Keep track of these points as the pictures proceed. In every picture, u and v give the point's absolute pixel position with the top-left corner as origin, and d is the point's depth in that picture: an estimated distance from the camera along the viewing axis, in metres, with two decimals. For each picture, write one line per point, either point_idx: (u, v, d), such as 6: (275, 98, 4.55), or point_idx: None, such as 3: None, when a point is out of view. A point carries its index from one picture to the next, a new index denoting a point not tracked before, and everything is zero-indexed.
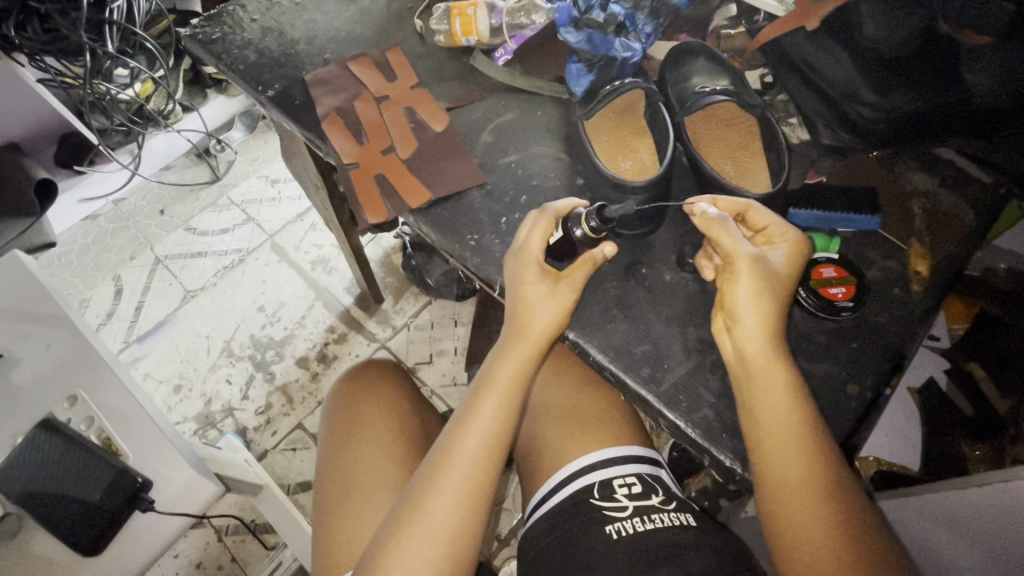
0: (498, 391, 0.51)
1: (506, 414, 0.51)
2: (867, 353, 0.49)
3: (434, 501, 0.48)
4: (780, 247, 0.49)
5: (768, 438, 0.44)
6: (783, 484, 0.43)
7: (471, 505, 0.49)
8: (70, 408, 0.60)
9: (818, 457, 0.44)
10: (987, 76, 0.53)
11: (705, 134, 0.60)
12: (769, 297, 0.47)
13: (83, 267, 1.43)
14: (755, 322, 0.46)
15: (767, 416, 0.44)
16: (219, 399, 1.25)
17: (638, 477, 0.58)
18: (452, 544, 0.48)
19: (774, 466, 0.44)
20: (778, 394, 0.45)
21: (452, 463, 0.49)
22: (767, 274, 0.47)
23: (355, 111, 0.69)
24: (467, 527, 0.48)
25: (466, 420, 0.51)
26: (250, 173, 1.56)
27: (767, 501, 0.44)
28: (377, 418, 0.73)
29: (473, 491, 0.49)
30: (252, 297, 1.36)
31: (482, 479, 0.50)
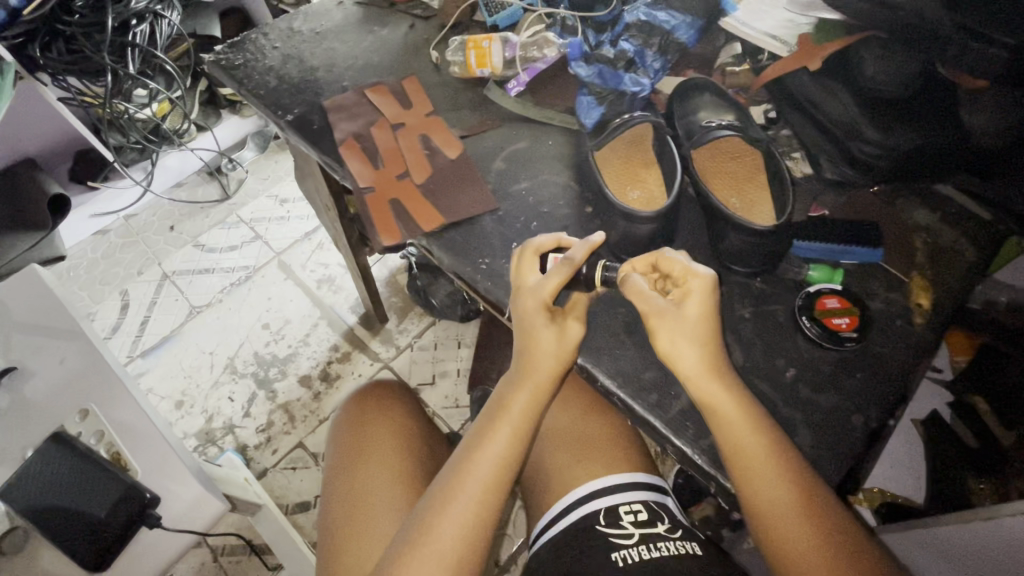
0: (510, 419, 0.52)
1: (518, 442, 0.52)
2: (871, 384, 0.50)
3: (442, 525, 0.48)
4: (694, 290, 0.49)
5: (761, 473, 0.44)
6: (783, 518, 0.43)
7: (479, 531, 0.49)
8: (81, 422, 0.61)
9: (812, 488, 0.44)
10: (987, 116, 0.56)
11: (711, 167, 0.61)
12: (699, 328, 0.48)
13: (91, 282, 1.45)
14: (686, 356, 0.47)
15: (773, 444, 0.45)
16: (220, 416, 1.25)
17: (643, 504, 0.58)
18: (458, 570, 0.48)
19: (774, 501, 0.43)
20: (767, 427, 0.45)
21: (462, 488, 0.50)
22: (688, 340, 0.47)
23: (372, 136, 0.71)
24: (472, 554, 0.49)
25: (477, 446, 0.52)
26: (261, 192, 1.59)
27: (772, 528, 0.44)
28: (383, 439, 0.73)
29: (481, 516, 0.49)
30: (258, 314, 1.37)
31: (490, 506, 0.50)
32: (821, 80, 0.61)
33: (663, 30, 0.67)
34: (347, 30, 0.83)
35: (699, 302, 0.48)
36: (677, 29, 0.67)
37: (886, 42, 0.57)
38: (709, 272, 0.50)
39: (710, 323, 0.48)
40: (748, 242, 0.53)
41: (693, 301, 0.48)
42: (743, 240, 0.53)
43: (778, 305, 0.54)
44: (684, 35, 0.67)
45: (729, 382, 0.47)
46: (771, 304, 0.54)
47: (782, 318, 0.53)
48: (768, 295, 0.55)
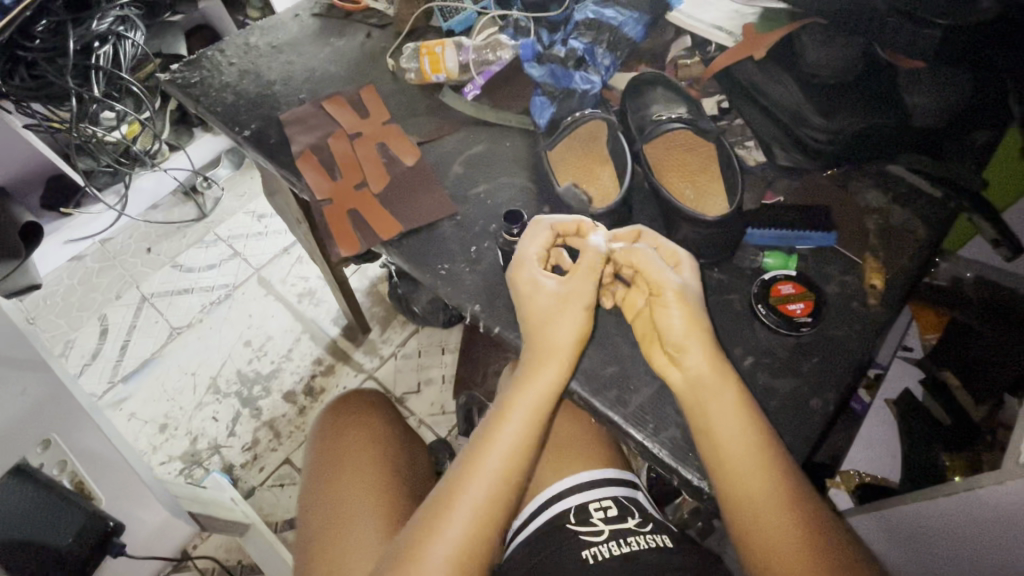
0: (522, 410, 0.50)
1: (533, 434, 0.50)
2: (829, 367, 0.50)
3: (457, 505, 0.47)
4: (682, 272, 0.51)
5: (742, 467, 0.44)
6: (758, 513, 0.44)
7: (495, 511, 0.48)
8: (43, 452, 0.59)
9: (792, 485, 0.44)
10: (929, 96, 0.55)
11: (666, 160, 0.61)
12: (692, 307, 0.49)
13: (68, 308, 1.43)
14: (683, 339, 0.47)
15: (745, 444, 0.44)
16: (204, 437, 1.24)
17: (613, 500, 0.58)
18: (471, 552, 0.46)
19: (751, 496, 0.44)
20: (746, 424, 0.45)
21: (479, 466, 0.49)
22: (688, 310, 0.48)
23: (329, 148, 0.71)
24: (486, 535, 0.47)
25: (496, 424, 0.50)
26: (238, 209, 1.58)
27: (747, 523, 0.44)
28: (358, 450, 0.72)
29: (489, 509, 0.48)
30: (239, 332, 1.36)
31: (508, 487, 0.48)
32: (771, 60, 0.61)
33: (610, 27, 0.67)
34: (304, 42, 0.83)
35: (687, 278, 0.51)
36: (625, 26, 0.68)
37: (826, 27, 0.58)
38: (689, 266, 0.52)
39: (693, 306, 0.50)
40: (700, 234, 0.53)
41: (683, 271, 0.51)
42: (697, 232, 0.53)
43: (735, 295, 0.54)
44: (632, 31, 0.68)
45: (708, 371, 0.46)
46: (727, 294, 0.54)
47: (739, 307, 0.53)
48: (724, 285, 0.55)
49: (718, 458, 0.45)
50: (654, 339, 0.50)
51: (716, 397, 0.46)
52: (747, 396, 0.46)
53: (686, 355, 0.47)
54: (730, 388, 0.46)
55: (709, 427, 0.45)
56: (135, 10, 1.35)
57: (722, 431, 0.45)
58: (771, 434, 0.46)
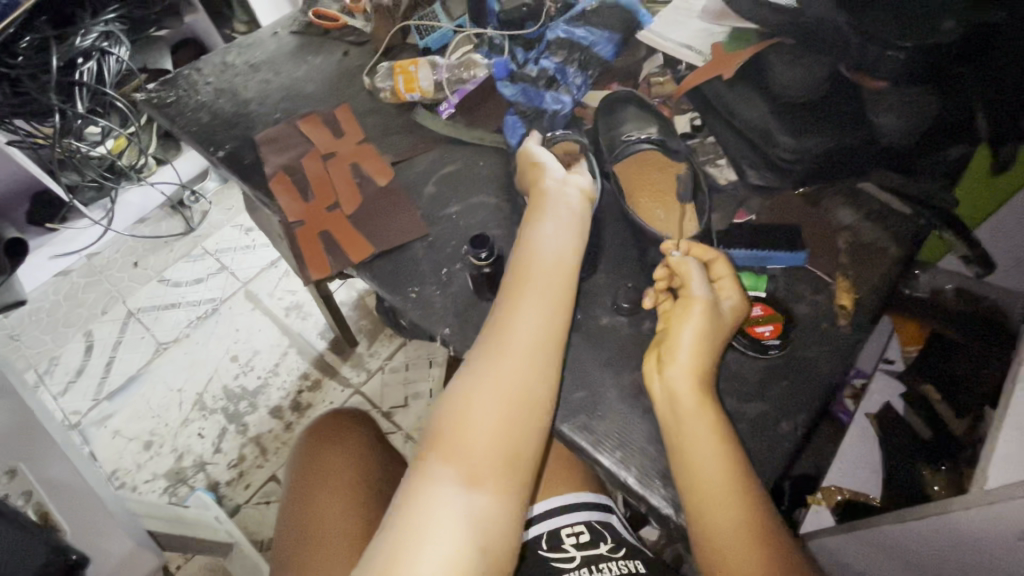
0: (533, 294, 0.50)
1: (552, 322, 0.49)
2: (798, 390, 0.50)
3: (501, 352, 0.47)
4: (729, 298, 0.50)
5: (712, 493, 0.43)
6: (727, 546, 0.42)
7: (541, 353, 0.48)
8: (6, 483, 0.59)
9: (763, 515, 0.43)
10: (897, 117, 0.55)
11: (637, 180, 0.61)
12: (711, 327, 0.47)
13: (53, 324, 1.42)
14: (686, 348, 0.46)
15: (715, 470, 0.43)
16: (190, 454, 1.23)
17: (586, 524, 0.57)
18: (525, 392, 0.46)
19: (720, 525, 0.42)
20: (721, 448, 0.44)
21: (512, 319, 0.49)
22: (710, 320, 0.47)
23: (302, 168, 0.70)
24: (537, 373, 0.47)
25: (519, 279, 0.51)
26: (225, 222, 1.57)
27: (715, 557, 0.42)
28: (340, 471, 0.71)
29: (535, 354, 0.48)
30: (225, 347, 1.35)
31: (551, 331, 0.49)
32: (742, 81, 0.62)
33: (581, 47, 0.68)
34: (281, 60, 0.83)
35: (731, 299, 0.50)
36: (596, 45, 0.69)
37: (794, 48, 0.59)
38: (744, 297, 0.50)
39: (720, 331, 0.48)
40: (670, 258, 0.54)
41: (730, 292, 0.50)
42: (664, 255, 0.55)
43: None
44: (604, 50, 0.69)
45: (688, 389, 0.46)
46: None
47: None
48: None
49: (688, 483, 0.44)
50: (657, 344, 0.50)
51: (691, 422, 0.45)
52: (724, 419, 0.45)
53: (671, 365, 0.46)
54: (708, 411, 0.45)
55: (681, 456, 0.45)
56: (119, 25, 1.34)
57: (694, 456, 0.44)
58: (745, 462, 0.45)
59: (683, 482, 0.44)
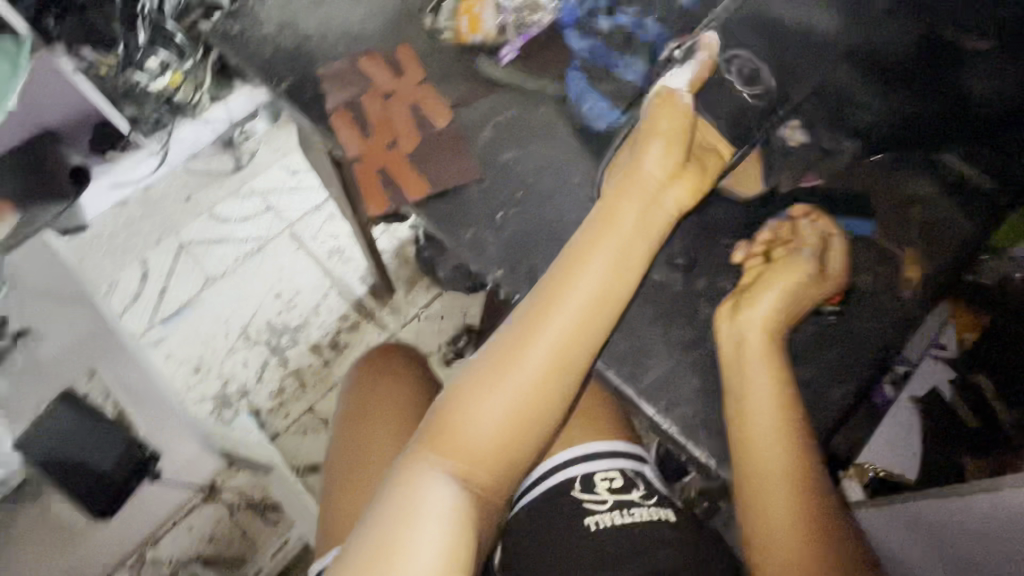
0: (564, 311, 0.48)
1: (580, 335, 0.48)
2: (850, 358, 0.49)
3: (511, 371, 0.47)
4: (836, 255, 0.51)
5: (765, 430, 0.44)
6: (770, 481, 0.43)
7: (549, 385, 0.47)
8: None
9: (808, 459, 0.44)
10: (988, 83, 0.51)
11: None
12: (812, 285, 0.49)
13: (112, 250, 1.50)
14: (774, 293, 0.49)
15: (768, 410, 0.45)
16: (234, 380, 1.30)
17: (620, 471, 0.59)
18: (521, 419, 0.47)
19: (767, 460, 0.44)
20: (777, 392, 0.46)
21: (535, 338, 0.47)
22: (814, 279, 0.49)
23: (362, 105, 0.71)
24: (540, 402, 0.47)
25: (560, 293, 0.48)
26: (272, 163, 1.60)
27: (756, 488, 0.43)
28: (395, 402, 0.75)
29: (544, 382, 0.47)
30: (270, 285, 1.41)
31: (569, 360, 0.48)
32: (782, 49, 0.58)
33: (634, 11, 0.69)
34: None
35: (838, 260, 0.51)
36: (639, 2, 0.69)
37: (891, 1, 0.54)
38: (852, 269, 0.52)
39: (824, 290, 0.50)
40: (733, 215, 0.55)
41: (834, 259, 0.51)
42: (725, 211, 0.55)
43: None
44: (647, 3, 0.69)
45: (756, 333, 0.48)
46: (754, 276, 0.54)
47: None
48: None
49: (741, 420, 0.45)
50: (739, 292, 0.51)
51: (758, 362, 0.47)
52: (786, 368, 0.47)
53: (750, 309, 0.49)
54: (775, 356, 0.47)
55: (741, 391, 0.46)
56: None
57: (754, 394, 0.46)
58: (801, 410, 0.46)
59: (735, 418, 0.46)
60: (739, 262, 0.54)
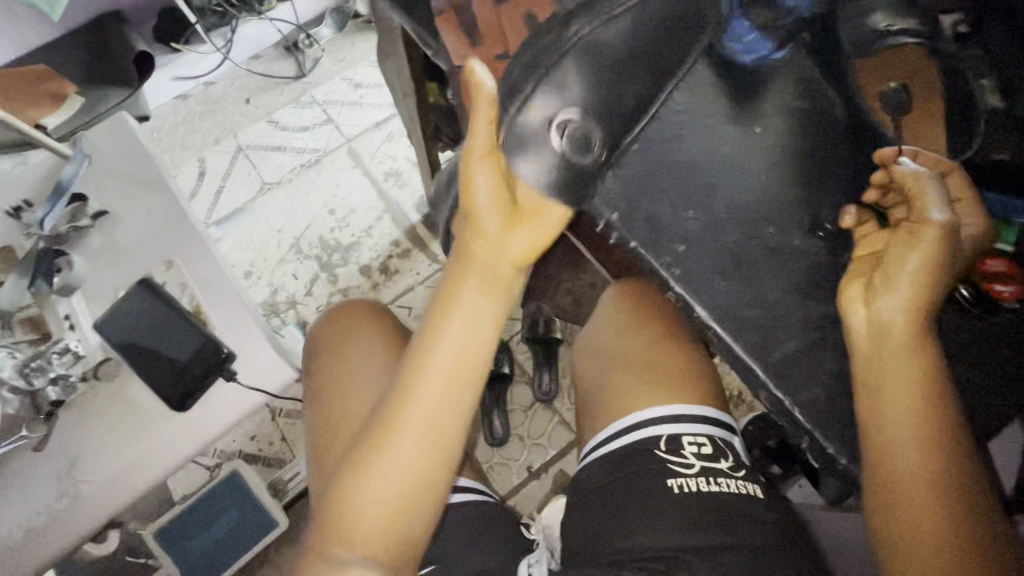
0: (431, 389, 0.47)
1: (454, 403, 0.48)
2: (1022, 361, 0.44)
3: (387, 454, 0.47)
4: (974, 226, 0.49)
5: (903, 435, 0.43)
6: (907, 484, 0.43)
7: (432, 455, 0.48)
8: (166, 272, 0.67)
9: (951, 461, 0.43)
10: None
11: (876, 87, 0.52)
12: (941, 263, 0.44)
13: (171, 145, 1.48)
14: (913, 276, 0.44)
15: (907, 412, 0.43)
16: (284, 291, 1.30)
17: (709, 438, 0.59)
18: (416, 489, 0.48)
19: (904, 465, 0.43)
20: (919, 392, 0.43)
21: (402, 420, 0.47)
22: (946, 248, 0.45)
23: (471, 8, 0.62)
24: (431, 471, 0.48)
25: (414, 375, 0.48)
26: (335, 74, 1.53)
27: (891, 493, 0.43)
28: (364, 367, 0.70)
29: (425, 454, 0.48)
30: (325, 200, 1.38)
31: (445, 430, 0.48)
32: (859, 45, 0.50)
33: None
34: None
35: (974, 228, 0.49)
36: None
37: None
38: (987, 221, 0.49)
39: (946, 263, 0.45)
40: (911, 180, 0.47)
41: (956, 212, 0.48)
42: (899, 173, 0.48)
43: None
44: None
45: (903, 322, 0.44)
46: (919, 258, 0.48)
47: None
48: None
49: (879, 424, 0.43)
50: (869, 269, 0.47)
51: (900, 375, 0.43)
52: (934, 362, 0.44)
53: (887, 295, 0.44)
54: (919, 365, 0.44)
55: (877, 410, 0.43)
56: None
57: (891, 394, 0.43)
58: (951, 410, 0.43)
59: (876, 424, 0.43)
60: (850, 227, 0.49)
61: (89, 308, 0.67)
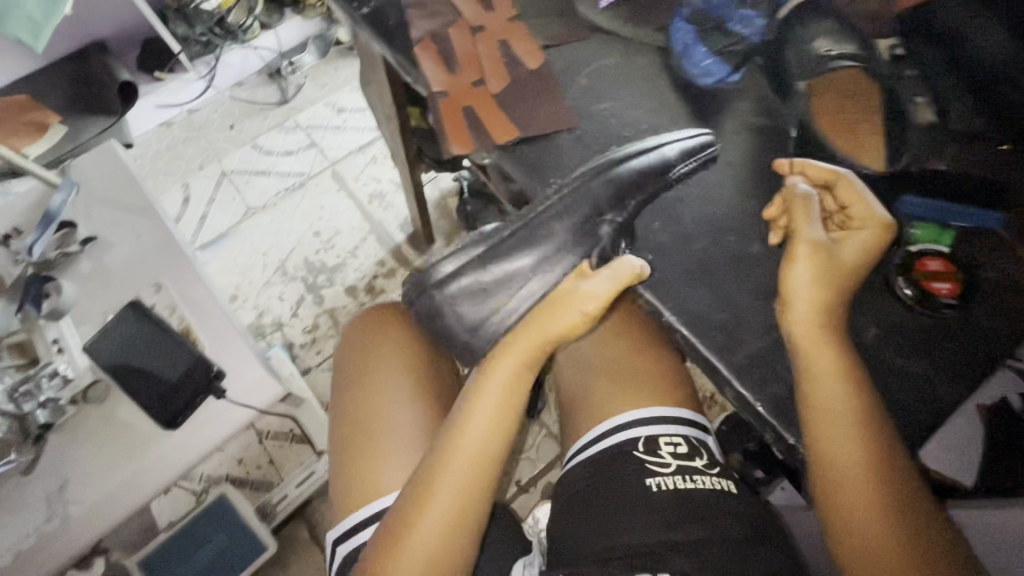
0: (476, 433, 0.52)
1: (493, 447, 0.53)
2: (962, 354, 0.48)
3: (436, 489, 0.50)
4: (859, 235, 0.49)
5: (838, 435, 0.45)
6: (844, 478, 0.45)
7: (477, 494, 0.51)
8: (155, 294, 0.68)
9: (881, 452, 0.45)
10: None
11: (824, 104, 0.57)
12: (825, 276, 0.48)
13: (156, 171, 1.48)
14: (803, 298, 0.47)
15: (843, 412, 0.45)
16: (270, 313, 1.31)
17: (684, 438, 0.63)
18: (460, 527, 0.50)
19: (841, 460, 0.45)
20: (845, 390, 0.46)
21: (452, 461, 0.51)
22: (827, 272, 0.48)
23: (449, 39, 0.67)
24: (473, 507, 0.51)
25: (464, 421, 0.53)
26: (319, 99, 1.57)
27: (835, 487, 0.46)
28: (395, 371, 0.72)
29: (469, 491, 0.51)
30: (310, 222, 1.40)
31: (488, 469, 0.52)
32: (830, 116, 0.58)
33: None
34: None
35: (863, 236, 0.49)
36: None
37: None
38: (888, 220, 0.49)
39: (833, 279, 0.48)
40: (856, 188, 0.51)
41: (856, 205, 0.50)
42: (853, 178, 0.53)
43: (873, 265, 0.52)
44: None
45: (811, 332, 0.47)
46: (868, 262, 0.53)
47: (875, 278, 0.52)
48: None
49: (815, 422, 0.45)
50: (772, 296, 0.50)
51: (827, 395, 0.45)
52: (847, 358, 0.47)
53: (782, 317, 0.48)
54: (839, 377, 0.46)
55: (820, 413, 0.45)
56: None
57: (820, 395, 0.45)
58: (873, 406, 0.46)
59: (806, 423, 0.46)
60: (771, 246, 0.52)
61: (78, 331, 0.68)
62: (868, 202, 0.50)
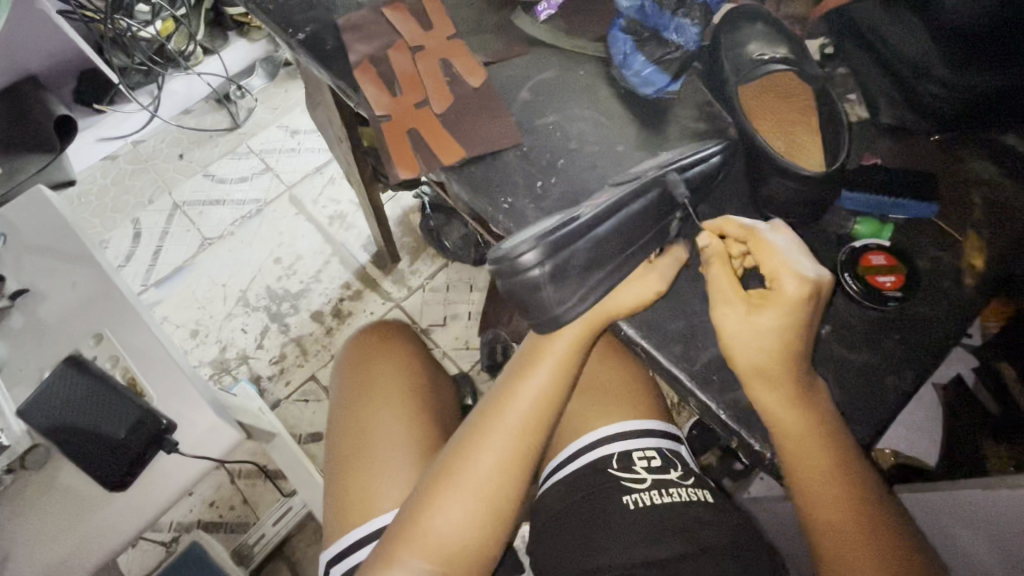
0: (501, 441, 0.52)
1: (513, 459, 0.53)
2: (910, 344, 0.49)
3: (455, 488, 0.52)
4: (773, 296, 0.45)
5: (815, 446, 0.45)
6: (815, 484, 0.45)
7: (500, 496, 0.52)
8: (96, 346, 0.65)
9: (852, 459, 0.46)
10: None
11: (757, 107, 0.58)
12: (751, 337, 0.45)
13: (101, 209, 1.42)
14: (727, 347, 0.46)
15: (814, 421, 0.45)
16: (233, 347, 1.26)
17: (656, 451, 0.62)
18: (479, 524, 0.52)
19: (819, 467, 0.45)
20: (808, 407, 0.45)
21: (475, 458, 0.52)
22: (747, 335, 0.45)
23: (389, 60, 0.65)
24: (495, 509, 0.52)
25: (486, 429, 0.53)
26: (271, 122, 1.53)
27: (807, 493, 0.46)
28: (401, 387, 0.72)
29: (490, 492, 0.52)
30: (270, 250, 1.36)
31: (509, 476, 0.52)
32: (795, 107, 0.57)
33: None
34: None
35: (772, 314, 0.44)
36: None
37: None
38: (808, 280, 0.44)
39: (775, 337, 0.45)
40: (798, 188, 0.51)
41: (772, 263, 0.46)
42: (791, 185, 0.51)
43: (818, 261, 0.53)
44: None
45: (760, 359, 0.45)
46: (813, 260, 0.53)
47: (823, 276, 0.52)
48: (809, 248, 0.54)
49: (784, 435, 0.45)
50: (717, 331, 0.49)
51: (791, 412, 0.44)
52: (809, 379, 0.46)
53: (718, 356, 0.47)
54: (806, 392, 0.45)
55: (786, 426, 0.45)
56: None
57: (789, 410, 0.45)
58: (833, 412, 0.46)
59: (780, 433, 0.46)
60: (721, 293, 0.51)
61: (13, 392, 0.64)
62: (785, 258, 0.45)
